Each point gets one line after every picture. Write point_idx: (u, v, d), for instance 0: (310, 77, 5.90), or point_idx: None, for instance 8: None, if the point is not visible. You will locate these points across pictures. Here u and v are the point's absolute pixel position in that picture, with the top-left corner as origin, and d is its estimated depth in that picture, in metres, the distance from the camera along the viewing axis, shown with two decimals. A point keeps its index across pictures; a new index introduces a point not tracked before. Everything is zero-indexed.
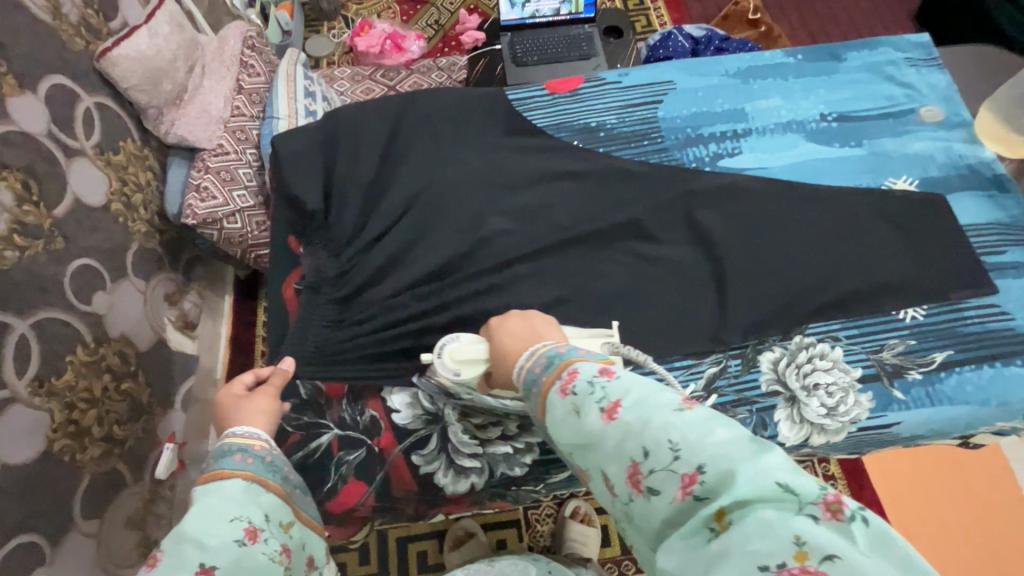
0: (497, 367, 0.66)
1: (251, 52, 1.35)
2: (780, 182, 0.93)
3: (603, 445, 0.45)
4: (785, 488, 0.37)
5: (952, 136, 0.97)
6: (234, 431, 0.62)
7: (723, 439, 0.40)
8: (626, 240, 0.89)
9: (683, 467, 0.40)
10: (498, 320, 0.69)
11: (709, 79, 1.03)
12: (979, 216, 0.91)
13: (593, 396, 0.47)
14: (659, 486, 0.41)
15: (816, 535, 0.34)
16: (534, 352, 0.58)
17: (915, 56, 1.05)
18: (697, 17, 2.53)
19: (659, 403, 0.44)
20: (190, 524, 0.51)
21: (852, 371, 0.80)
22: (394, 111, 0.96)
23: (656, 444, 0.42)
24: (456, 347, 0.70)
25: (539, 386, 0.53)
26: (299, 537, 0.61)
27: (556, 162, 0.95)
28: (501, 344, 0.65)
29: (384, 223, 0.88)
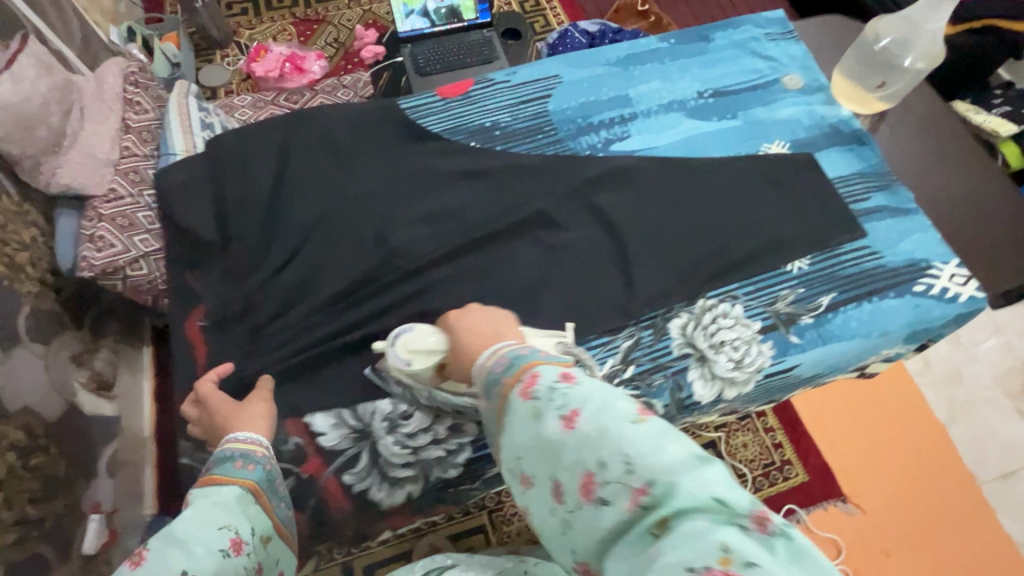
0: (454, 357, 0.68)
1: (136, 89, 1.26)
2: (667, 159, 0.99)
3: (563, 452, 0.46)
4: (721, 501, 0.39)
5: (814, 99, 1.06)
6: (237, 436, 0.65)
7: (673, 452, 0.42)
8: (536, 231, 0.91)
9: (634, 479, 0.42)
10: (458, 313, 0.72)
11: (592, 69, 1.07)
12: (845, 167, 1.00)
13: (553, 402, 0.48)
14: (610, 496, 0.43)
15: (739, 544, 0.36)
16: (497, 354, 0.58)
17: (773, 31, 1.14)
18: (592, 13, 2.62)
19: (616, 412, 0.46)
20: (181, 526, 0.54)
21: (752, 325, 0.86)
22: (285, 132, 0.93)
23: (611, 455, 0.43)
24: (410, 337, 0.73)
25: (499, 386, 0.54)
26: (276, 555, 0.62)
27: (455, 164, 0.96)
28: (462, 337, 0.67)
29: (284, 246, 0.85)
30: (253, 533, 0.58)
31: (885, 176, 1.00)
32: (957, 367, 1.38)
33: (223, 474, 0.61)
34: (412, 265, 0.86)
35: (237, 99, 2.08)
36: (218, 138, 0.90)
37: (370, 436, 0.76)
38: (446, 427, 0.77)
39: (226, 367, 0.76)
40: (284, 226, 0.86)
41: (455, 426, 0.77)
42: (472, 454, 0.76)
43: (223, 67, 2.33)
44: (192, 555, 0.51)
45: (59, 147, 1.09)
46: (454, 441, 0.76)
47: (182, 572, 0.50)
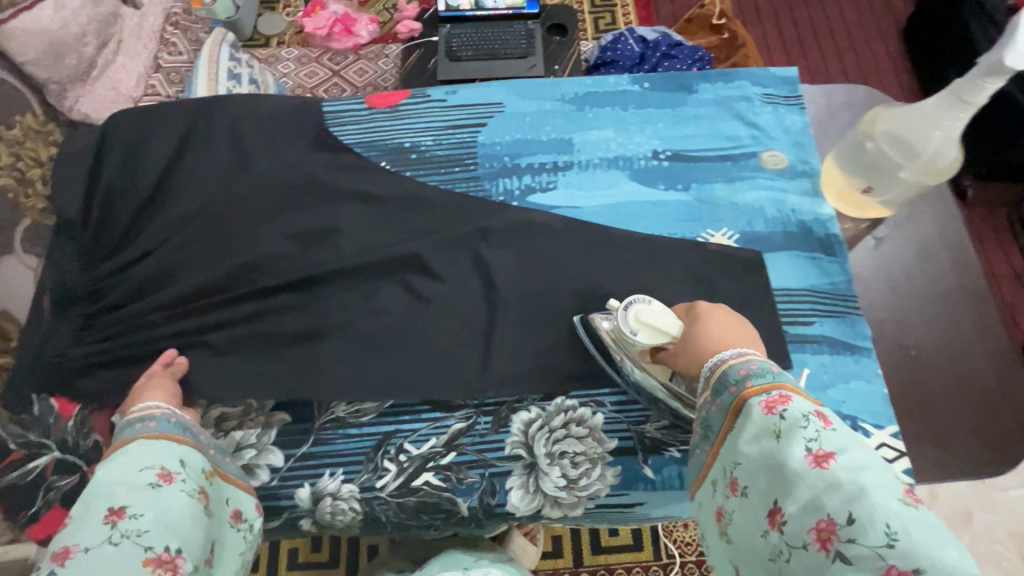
0: (681, 354, 0.63)
1: (174, 29, 1.18)
2: (585, 224, 0.86)
3: (798, 485, 0.42)
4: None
5: (791, 186, 0.88)
6: (138, 405, 0.64)
7: (953, 556, 0.34)
8: (408, 275, 0.83)
9: (891, 555, 0.35)
10: (706, 304, 0.66)
11: (542, 103, 0.95)
12: (796, 279, 0.83)
13: (805, 432, 0.44)
14: (852, 558, 0.37)
15: None
16: (729, 359, 0.55)
17: (774, 93, 0.96)
18: (667, 17, 2.40)
19: (882, 480, 0.39)
20: (101, 481, 0.53)
21: (606, 442, 0.74)
22: (194, 116, 0.91)
23: (867, 516, 0.37)
24: (643, 308, 0.68)
25: (740, 391, 0.51)
26: (222, 489, 0.63)
27: (353, 182, 0.89)
28: (707, 332, 0.61)
29: (152, 234, 0.85)
30: (184, 466, 0.58)
31: (846, 301, 0.81)
32: (966, 508, 1.13)
33: (135, 434, 0.60)
34: (267, 284, 0.82)
35: (282, 52, 2.11)
36: (124, 112, 0.89)
37: None
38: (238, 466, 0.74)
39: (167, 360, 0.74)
40: (158, 216, 0.86)
41: (247, 467, 0.73)
42: None
43: (281, 17, 2.37)
44: (117, 496, 0.51)
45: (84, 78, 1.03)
46: None
47: (111, 508, 0.50)
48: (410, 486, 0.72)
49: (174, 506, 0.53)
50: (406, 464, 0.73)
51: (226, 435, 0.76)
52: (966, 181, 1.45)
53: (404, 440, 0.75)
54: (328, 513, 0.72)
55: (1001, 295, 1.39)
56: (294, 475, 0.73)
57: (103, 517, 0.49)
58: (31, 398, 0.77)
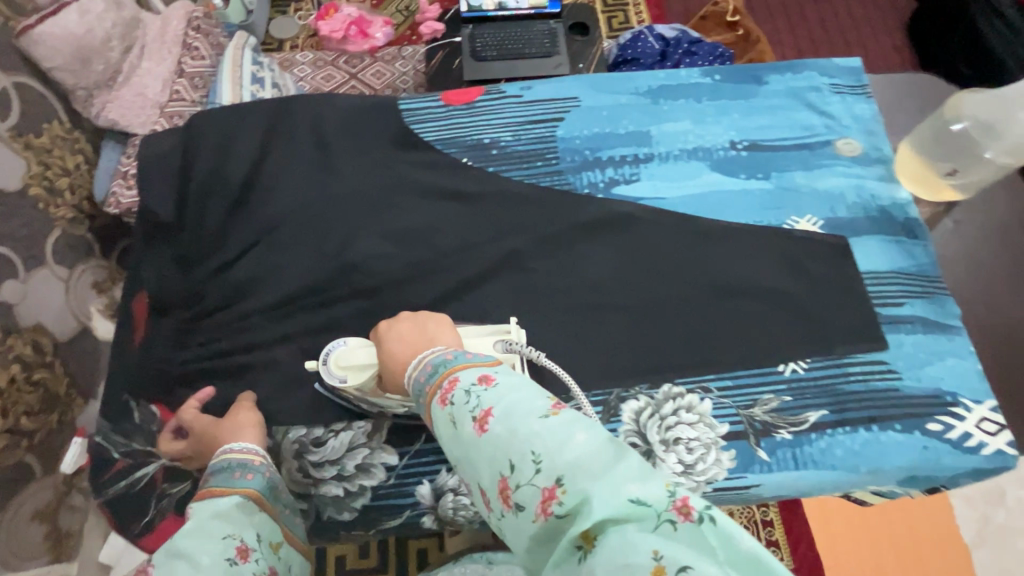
0: (384, 375, 0.63)
1: (196, 33, 1.13)
2: (674, 215, 0.87)
3: (478, 460, 0.42)
4: (639, 501, 0.35)
5: (868, 172, 0.90)
6: (233, 446, 0.63)
7: (579, 443, 0.38)
8: (505, 270, 0.82)
9: (543, 478, 0.38)
10: (387, 323, 0.66)
11: (617, 96, 0.96)
12: (883, 262, 0.85)
13: (469, 406, 0.44)
14: (525, 501, 0.39)
15: (670, 547, 0.33)
16: (414, 368, 0.55)
17: (841, 82, 0.98)
18: (678, 16, 2.43)
19: (525, 410, 0.41)
20: (186, 538, 0.52)
21: (717, 427, 0.75)
22: (274, 116, 0.90)
23: (520, 457, 0.39)
24: (342, 353, 0.69)
25: (425, 397, 0.50)
26: (286, 559, 0.62)
27: (440, 179, 0.89)
28: (390, 356, 0.61)
29: (239, 236, 0.83)
30: (260, 541, 0.57)
31: (932, 280, 0.84)
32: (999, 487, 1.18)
33: (222, 485, 0.59)
34: (362, 285, 0.80)
35: (299, 56, 2.10)
36: (201, 112, 0.88)
37: (276, 455, 0.73)
38: (353, 465, 0.73)
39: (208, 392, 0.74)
40: (242, 219, 0.84)
41: (362, 466, 0.72)
42: (371, 501, 0.71)
43: (294, 20, 2.36)
44: (200, 567, 0.50)
45: (112, 82, 1.01)
46: (357, 483, 0.72)
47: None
48: None
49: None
50: None
51: (336, 434, 0.74)
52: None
53: None
54: (450, 508, 0.71)
55: None
56: (411, 472, 0.72)
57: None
58: (130, 405, 0.76)
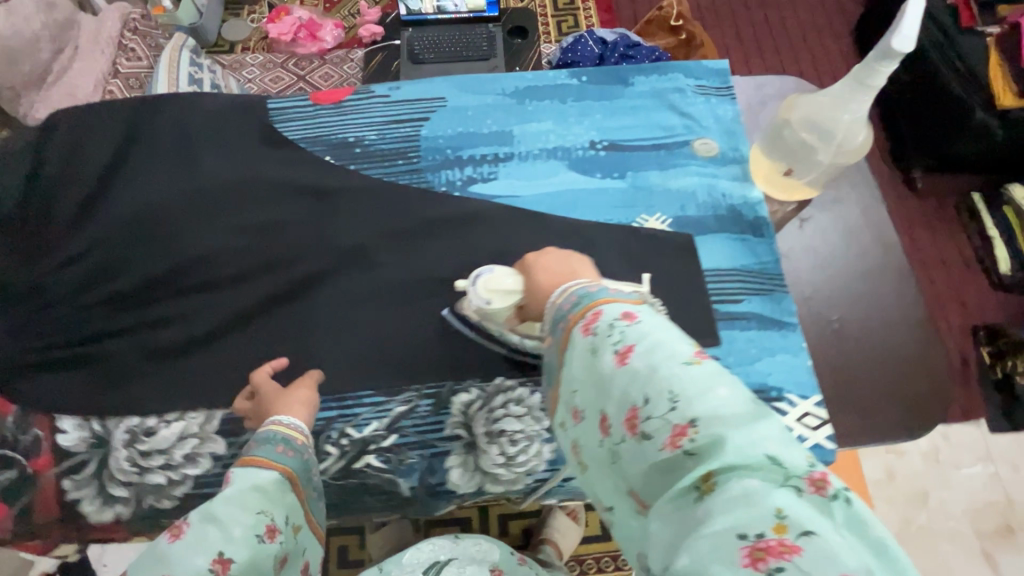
0: (529, 303, 0.64)
1: (133, 35, 1.32)
2: (524, 213, 0.89)
3: (613, 388, 0.44)
4: (775, 461, 0.35)
5: (722, 171, 0.92)
6: (278, 419, 0.66)
7: (721, 394, 0.38)
8: (348, 265, 0.86)
9: (676, 417, 0.39)
10: (534, 253, 0.65)
11: (483, 97, 0.98)
12: (725, 260, 0.86)
13: (610, 337, 0.45)
14: (652, 433, 0.40)
15: (796, 509, 0.32)
16: (555, 298, 0.55)
17: (707, 84, 0.99)
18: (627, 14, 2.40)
19: (669, 351, 0.42)
20: (220, 505, 0.53)
21: (543, 419, 0.76)
22: (140, 116, 0.93)
23: (657, 393, 0.40)
24: (489, 278, 0.71)
25: (562, 321, 0.51)
26: (304, 544, 0.62)
27: (299, 175, 0.91)
28: (538, 283, 0.61)
29: (94, 232, 0.86)
30: (289, 522, 0.58)
31: (774, 278, 0.85)
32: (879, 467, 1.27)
33: (266, 456, 0.60)
34: (212, 277, 0.84)
35: (249, 58, 2.11)
36: (64, 112, 0.92)
37: (105, 442, 0.74)
38: (181, 454, 0.74)
39: (282, 362, 0.78)
40: (97, 216, 0.86)
41: (189, 455, 0.74)
42: (191, 490, 0.72)
43: (247, 23, 2.35)
44: (229, 537, 0.51)
45: None
46: (181, 472, 0.73)
47: (217, 553, 0.50)
48: (353, 468, 0.74)
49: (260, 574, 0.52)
50: (348, 447, 0.75)
51: (169, 424, 0.75)
52: (916, 173, 1.76)
53: (344, 424, 0.76)
54: None
55: (946, 283, 1.67)
56: (236, 461, 0.74)
57: (208, 561, 0.49)
58: None
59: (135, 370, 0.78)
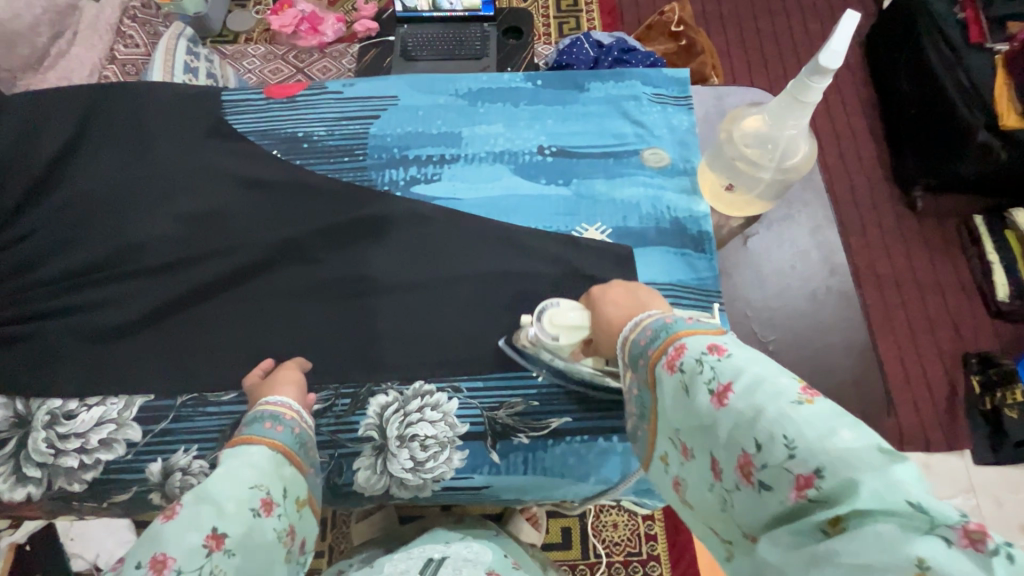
0: (597, 335, 0.64)
1: (131, 23, 1.39)
2: (463, 216, 0.88)
3: (716, 432, 0.41)
4: (918, 508, 0.30)
5: (669, 183, 0.90)
6: (270, 400, 0.64)
7: (844, 437, 0.34)
8: (280, 260, 0.85)
9: (796, 464, 0.35)
10: (601, 288, 0.66)
11: (436, 98, 0.98)
12: (661, 274, 0.84)
13: (702, 376, 0.42)
14: (770, 482, 0.36)
15: (943, 562, 0.28)
16: (631, 334, 0.54)
17: (665, 93, 0.97)
18: (628, 6, 2.28)
19: (774, 389, 0.38)
20: (213, 481, 0.50)
21: (458, 426, 0.75)
22: (94, 102, 0.94)
23: (767, 437, 0.37)
24: (555, 312, 0.68)
25: (646, 360, 0.49)
26: (306, 522, 0.58)
27: (243, 168, 0.92)
28: (605, 316, 0.62)
29: (37, 215, 0.87)
30: (286, 496, 0.54)
31: (710, 295, 0.83)
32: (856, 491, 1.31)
33: (257, 433, 0.58)
34: (145, 264, 0.84)
35: (251, 48, 2.12)
36: (19, 95, 0.93)
37: (25, 422, 0.76)
38: (96, 439, 0.75)
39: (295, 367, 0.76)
40: (43, 199, 0.88)
41: (102, 440, 0.75)
42: (102, 474, 0.74)
43: (251, 14, 2.26)
44: (223, 513, 0.48)
45: None
46: (94, 457, 0.74)
47: (212, 530, 0.47)
48: None
49: (260, 548, 0.49)
50: None
51: (89, 408, 0.77)
52: (917, 192, 1.69)
53: None
54: (178, 486, 0.74)
55: (948, 305, 1.62)
56: (149, 448, 0.75)
57: (201, 537, 0.46)
58: None
59: (58, 353, 0.79)
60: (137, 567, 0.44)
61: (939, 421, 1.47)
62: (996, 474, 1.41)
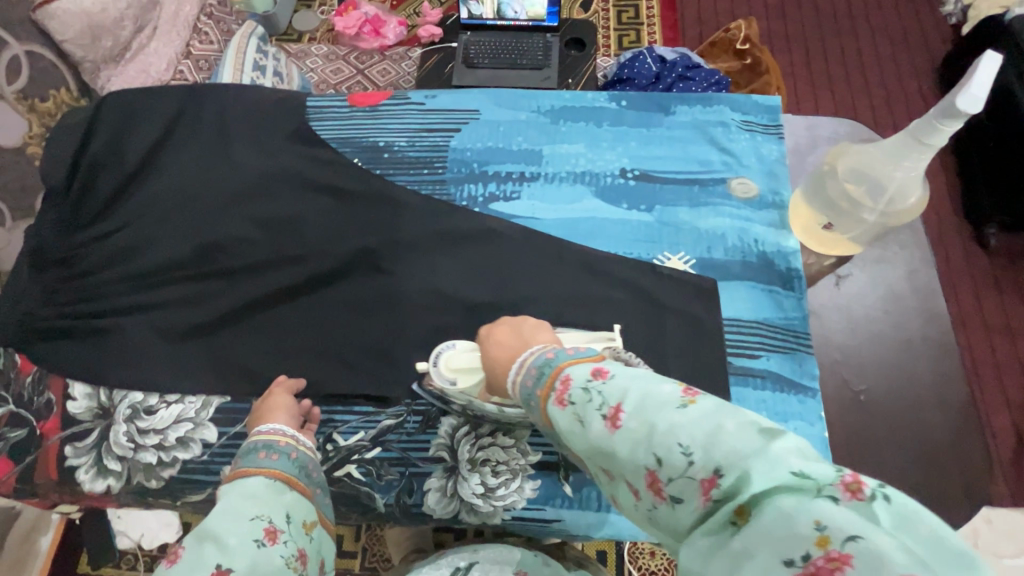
0: (490, 379, 0.63)
1: (207, 20, 1.47)
2: (543, 236, 0.87)
3: (617, 458, 0.40)
4: (803, 475, 0.32)
5: (758, 215, 0.86)
6: (260, 429, 0.65)
7: (727, 427, 0.35)
8: (354, 269, 0.85)
9: (698, 471, 0.35)
10: (488, 329, 0.66)
11: (517, 113, 0.97)
12: (748, 311, 0.81)
13: (593, 403, 0.43)
14: (681, 495, 0.36)
15: (835, 518, 0.30)
16: (518, 377, 0.54)
17: (754, 120, 0.94)
18: (691, 22, 2.22)
19: (658, 399, 0.40)
20: (211, 521, 0.53)
21: (530, 454, 0.74)
22: (185, 103, 0.96)
23: (666, 450, 0.37)
24: (451, 355, 0.74)
25: (536, 401, 0.49)
26: (320, 542, 0.60)
27: (326, 175, 0.92)
28: (491, 359, 0.62)
29: (126, 211, 0.90)
30: (289, 521, 0.57)
31: (799, 337, 0.79)
32: None
33: (251, 464, 0.61)
34: (226, 265, 0.86)
35: (314, 48, 2.15)
36: (116, 93, 0.96)
37: (109, 415, 0.78)
38: (175, 436, 0.76)
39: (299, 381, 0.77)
40: (134, 195, 0.91)
41: (182, 439, 0.76)
42: (178, 472, 0.75)
43: (316, 15, 2.29)
44: (226, 549, 0.51)
45: None
46: (172, 454, 0.75)
47: (216, 566, 0.49)
48: (333, 476, 0.74)
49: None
50: (333, 454, 0.75)
51: (169, 405, 0.78)
52: (991, 231, 1.61)
53: (334, 431, 0.76)
54: None
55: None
56: (226, 450, 0.75)
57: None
58: None
59: (138, 350, 0.80)
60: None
61: (1008, 475, 1.39)
62: None
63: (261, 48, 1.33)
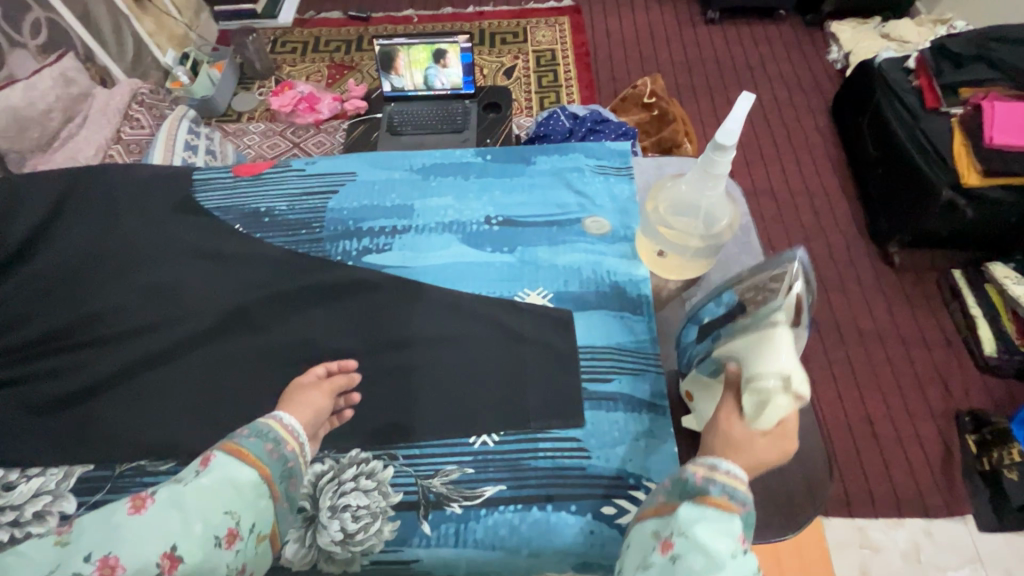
0: (752, 427, 0.58)
1: (137, 107, 1.52)
2: (410, 283, 0.91)
3: None
4: None
5: (610, 249, 0.93)
6: (281, 419, 0.69)
7: None
8: (230, 328, 0.88)
9: None
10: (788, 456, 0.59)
11: (391, 173, 1.04)
12: (601, 337, 0.85)
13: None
14: None
15: None
16: (726, 470, 0.56)
17: (607, 164, 1.03)
18: (605, 81, 2.40)
19: None
20: (192, 494, 0.56)
21: (391, 495, 0.75)
22: (78, 184, 1.02)
23: None
24: (782, 406, 0.57)
25: (731, 497, 0.55)
26: (264, 559, 0.61)
27: (206, 242, 0.97)
28: (758, 444, 0.58)
29: (11, 289, 0.94)
30: (252, 530, 0.59)
31: (648, 358, 0.84)
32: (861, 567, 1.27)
33: (253, 451, 0.63)
34: (104, 335, 0.88)
35: (251, 127, 2.20)
36: (9, 180, 1.02)
37: None
38: (31, 511, 0.75)
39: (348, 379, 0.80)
40: (17, 275, 0.95)
41: (37, 513, 0.75)
42: None
43: (255, 96, 2.36)
44: (188, 533, 0.54)
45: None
46: (25, 530, 0.74)
47: (170, 546, 0.53)
48: None
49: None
50: None
51: (28, 480, 0.77)
52: (893, 249, 1.72)
53: None
54: None
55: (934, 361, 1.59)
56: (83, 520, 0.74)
57: (158, 554, 0.52)
58: None
59: (7, 426, 0.82)
60: (86, 563, 0.50)
61: (935, 482, 1.39)
62: (1002, 541, 1.31)
63: (191, 129, 1.42)
